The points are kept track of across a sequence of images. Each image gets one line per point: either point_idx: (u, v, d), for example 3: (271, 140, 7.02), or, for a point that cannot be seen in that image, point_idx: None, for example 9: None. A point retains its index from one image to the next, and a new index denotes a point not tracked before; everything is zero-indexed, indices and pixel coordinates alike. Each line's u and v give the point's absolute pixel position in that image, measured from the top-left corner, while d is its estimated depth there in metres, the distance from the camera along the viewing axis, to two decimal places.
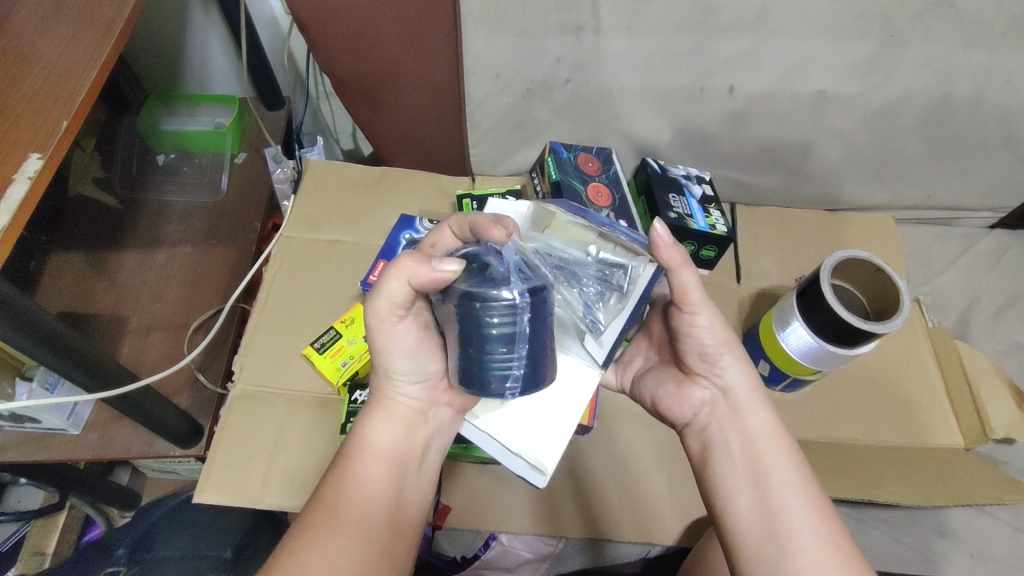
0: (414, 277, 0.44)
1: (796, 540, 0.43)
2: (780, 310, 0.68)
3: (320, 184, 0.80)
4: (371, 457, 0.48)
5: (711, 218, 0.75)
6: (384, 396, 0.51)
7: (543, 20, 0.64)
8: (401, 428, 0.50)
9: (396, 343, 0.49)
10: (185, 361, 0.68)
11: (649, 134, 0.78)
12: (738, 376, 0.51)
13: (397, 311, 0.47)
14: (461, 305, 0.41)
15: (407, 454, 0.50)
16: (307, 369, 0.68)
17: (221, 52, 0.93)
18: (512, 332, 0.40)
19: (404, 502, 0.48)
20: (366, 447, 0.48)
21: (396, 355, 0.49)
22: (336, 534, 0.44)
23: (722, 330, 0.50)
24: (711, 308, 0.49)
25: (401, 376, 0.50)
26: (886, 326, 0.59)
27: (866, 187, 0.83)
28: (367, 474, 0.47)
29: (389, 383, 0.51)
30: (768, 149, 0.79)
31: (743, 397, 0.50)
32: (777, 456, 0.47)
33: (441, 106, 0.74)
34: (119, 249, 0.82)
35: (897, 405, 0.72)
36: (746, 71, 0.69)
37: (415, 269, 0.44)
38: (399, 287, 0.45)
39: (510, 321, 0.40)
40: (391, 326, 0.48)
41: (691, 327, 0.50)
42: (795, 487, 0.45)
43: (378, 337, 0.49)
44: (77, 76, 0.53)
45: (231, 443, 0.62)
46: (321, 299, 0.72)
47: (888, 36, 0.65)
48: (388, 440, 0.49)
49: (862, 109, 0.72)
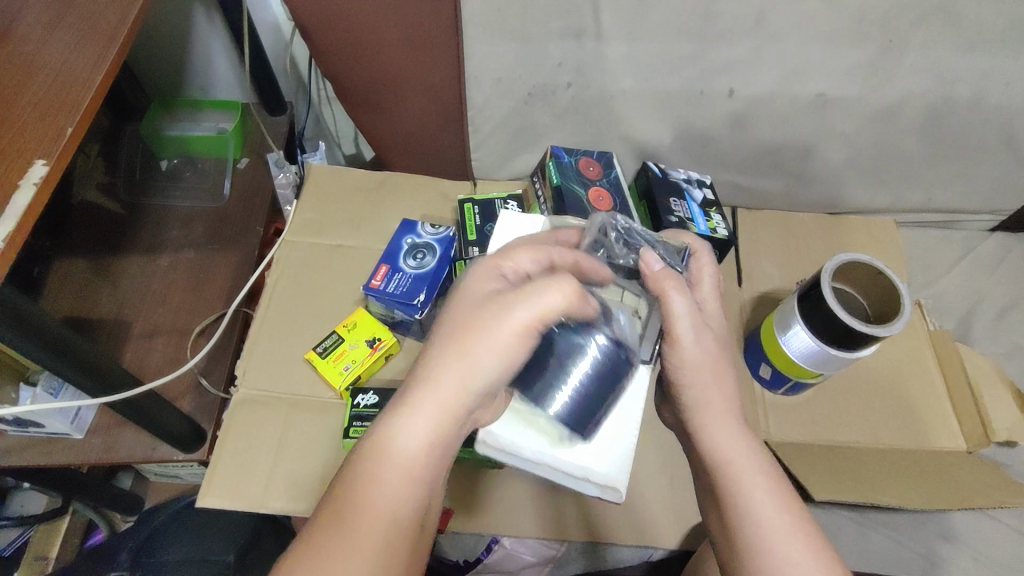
0: (575, 308, 0.44)
1: (759, 558, 0.45)
2: (780, 313, 0.68)
3: (322, 190, 0.80)
4: (402, 469, 0.42)
5: (711, 222, 0.75)
6: (448, 402, 0.44)
7: (543, 25, 0.65)
8: (446, 443, 0.44)
9: (501, 349, 0.43)
10: (186, 367, 0.68)
11: (650, 138, 0.78)
12: (708, 396, 0.51)
13: (531, 328, 0.44)
14: (581, 334, 0.45)
15: (439, 469, 0.45)
16: (309, 373, 0.68)
17: (224, 58, 0.93)
18: (606, 378, 0.45)
19: (423, 521, 0.45)
20: (401, 457, 0.42)
21: (492, 363, 0.44)
22: (351, 548, 0.41)
23: (699, 364, 0.50)
24: (695, 343, 0.50)
25: (478, 385, 0.44)
26: (887, 330, 0.59)
27: (866, 190, 0.83)
28: (395, 491, 0.42)
29: (461, 389, 0.44)
30: (768, 153, 0.79)
31: (713, 417, 0.51)
32: (745, 474, 0.48)
33: (443, 110, 0.74)
34: (122, 255, 0.82)
35: (898, 407, 0.72)
36: (746, 75, 0.69)
37: (581, 297, 0.44)
38: (555, 305, 0.44)
39: (609, 368, 0.45)
40: (504, 334, 0.43)
41: (672, 358, 0.51)
42: (760, 504, 0.46)
43: (484, 343, 0.43)
44: (82, 83, 0.54)
45: (233, 449, 0.62)
46: (324, 303, 0.73)
47: (887, 40, 0.65)
48: (427, 453, 0.43)
49: (862, 111, 0.73)
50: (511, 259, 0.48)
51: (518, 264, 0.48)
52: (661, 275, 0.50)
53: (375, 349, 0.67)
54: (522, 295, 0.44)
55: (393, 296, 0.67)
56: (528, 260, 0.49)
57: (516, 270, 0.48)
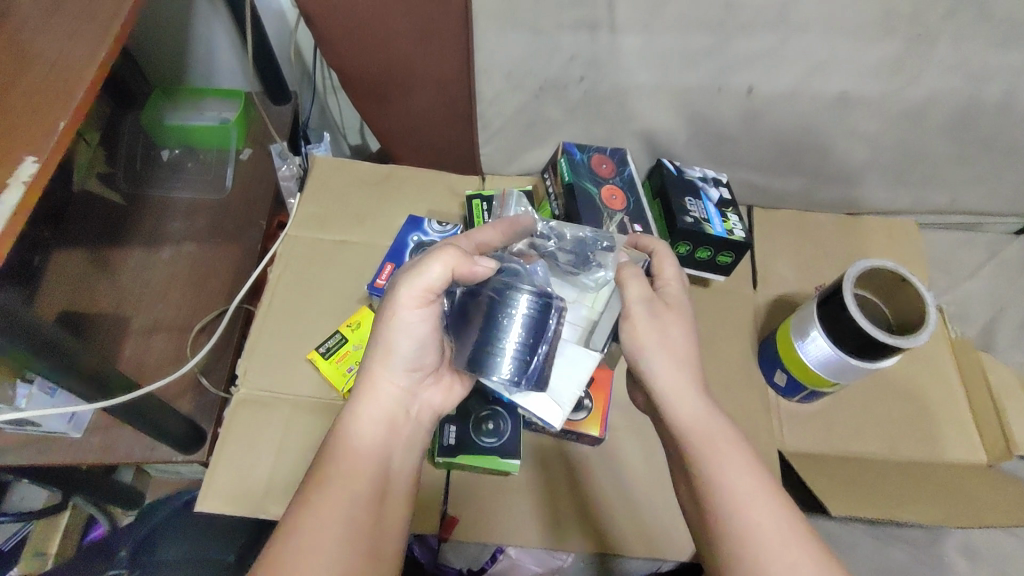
0: (459, 269, 0.50)
1: (727, 526, 0.47)
2: (798, 318, 0.66)
3: (327, 183, 0.78)
4: (355, 454, 0.50)
5: (728, 222, 0.69)
6: (384, 398, 0.53)
7: (557, 16, 0.62)
8: (386, 422, 0.52)
9: (408, 326, 0.52)
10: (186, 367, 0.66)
11: (665, 135, 0.75)
12: (674, 363, 0.54)
13: (429, 294, 0.51)
14: (494, 295, 0.51)
15: (389, 450, 0.52)
16: (308, 375, 0.66)
17: (226, 48, 0.90)
18: (510, 323, 0.50)
19: (386, 503, 0.50)
20: (350, 446, 0.50)
21: (403, 338, 0.52)
22: (323, 527, 0.46)
23: (655, 338, 0.54)
24: (643, 316, 0.55)
25: (400, 363, 0.53)
26: (911, 341, 0.56)
27: (889, 192, 0.80)
28: (351, 472, 0.49)
29: (385, 370, 0.53)
30: (788, 152, 0.76)
31: (675, 391, 0.53)
32: (706, 447, 0.50)
33: (451, 103, 0.72)
34: (122, 247, 0.79)
35: (919, 418, 0.70)
36: (767, 70, 0.67)
37: (462, 260, 0.51)
38: (440, 272, 0.50)
39: (533, 316, 0.50)
40: (414, 309, 0.51)
41: (633, 335, 0.55)
42: (726, 479, 0.48)
43: (397, 314, 0.51)
44: (76, 74, 0.51)
45: (235, 450, 0.61)
46: (327, 300, 0.70)
47: (915, 37, 0.63)
48: (369, 440, 0.51)
49: (886, 111, 0.70)
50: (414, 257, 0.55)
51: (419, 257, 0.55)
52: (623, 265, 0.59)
53: None
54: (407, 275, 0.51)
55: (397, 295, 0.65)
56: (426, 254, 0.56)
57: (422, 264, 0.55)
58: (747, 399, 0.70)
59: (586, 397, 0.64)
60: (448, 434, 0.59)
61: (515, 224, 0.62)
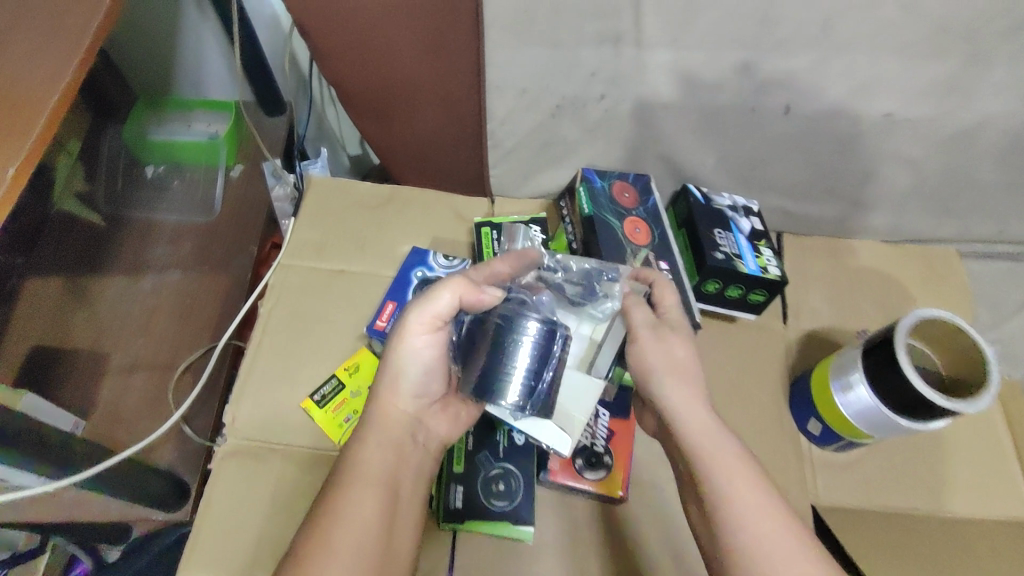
0: (466, 297, 0.49)
1: (732, 537, 0.43)
2: (839, 365, 0.61)
3: (324, 205, 0.72)
4: (363, 481, 0.46)
5: (761, 259, 0.64)
6: (389, 424, 0.50)
7: (577, 29, 0.56)
8: (393, 450, 0.49)
9: (415, 352, 0.50)
10: (171, 422, 0.60)
11: (692, 158, 0.69)
12: (673, 368, 0.51)
13: (437, 322, 0.49)
14: (501, 317, 0.46)
15: (398, 480, 0.48)
16: (302, 424, 0.60)
17: (216, 54, 0.84)
18: (517, 347, 0.44)
19: (395, 541, 0.46)
20: (360, 473, 0.47)
21: (411, 365, 0.50)
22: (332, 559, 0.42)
23: (653, 349, 0.52)
24: (642, 330, 0.53)
25: (408, 388, 0.51)
26: (972, 405, 0.50)
27: (931, 219, 0.74)
28: (359, 500, 0.45)
29: (393, 395, 0.51)
30: (825, 177, 0.70)
31: (674, 397, 0.50)
32: (716, 461, 0.46)
33: (459, 122, 0.66)
34: (103, 273, 0.76)
35: (964, 471, 0.65)
36: (807, 89, 0.61)
37: (470, 288, 0.49)
38: (447, 300, 0.49)
39: (541, 342, 0.45)
40: (422, 336, 0.50)
41: (636, 353, 0.53)
42: (746, 511, 0.43)
43: (405, 342, 0.50)
44: (34, 104, 0.47)
45: (221, 509, 0.56)
46: (324, 338, 0.65)
47: (972, 55, 0.57)
48: (377, 466, 0.48)
49: (935, 135, 0.64)
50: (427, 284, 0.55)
51: None
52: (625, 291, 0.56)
53: None
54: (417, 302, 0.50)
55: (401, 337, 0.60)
56: None
57: None
58: (779, 450, 0.64)
59: (607, 454, 0.58)
60: (456, 495, 0.55)
61: (525, 254, 0.57)
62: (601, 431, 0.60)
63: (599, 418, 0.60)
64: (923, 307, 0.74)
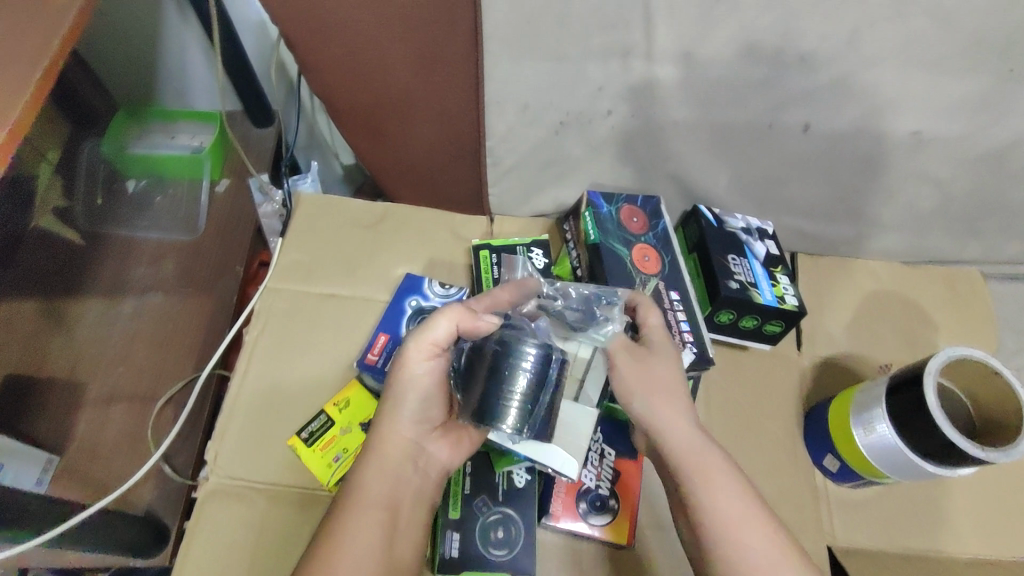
0: (462, 324, 0.48)
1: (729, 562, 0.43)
2: (860, 401, 0.57)
3: (314, 225, 0.68)
4: (361, 503, 0.46)
5: (778, 288, 0.61)
6: (386, 452, 0.48)
7: (583, 43, 0.52)
8: (390, 478, 0.47)
9: (413, 380, 0.49)
10: (147, 463, 0.58)
11: (703, 176, 0.65)
12: (656, 385, 0.49)
13: (434, 350, 0.49)
14: (498, 343, 0.43)
15: (398, 504, 0.47)
16: (289, 462, 0.57)
17: (201, 61, 0.80)
18: (512, 373, 0.42)
19: (396, 568, 0.45)
20: (360, 493, 0.46)
21: (409, 394, 0.49)
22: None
23: (635, 370, 0.50)
24: (626, 354, 0.51)
25: (406, 416, 0.49)
26: (1008, 454, 0.47)
27: (954, 240, 0.70)
28: (359, 521, 0.45)
29: (390, 423, 0.49)
30: (844, 196, 0.66)
31: (658, 416, 0.48)
32: (705, 481, 0.45)
33: (455, 139, 0.62)
34: (80, 297, 0.74)
35: (989, 509, 0.61)
36: (828, 105, 0.57)
37: (467, 314, 0.48)
38: (443, 328, 0.48)
39: (539, 368, 0.42)
40: (421, 364, 0.49)
41: (620, 376, 0.51)
42: (743, 542, 0.43)
43: (402, 371, 0.49)
44: None
45: (202, 558, 0.52)
46: (312, 368, 0.61)
47: (1007, 72, 0.53)
48: (375, 490, 0.47)
49: (963, 153, 0.60)
50: None
51: None
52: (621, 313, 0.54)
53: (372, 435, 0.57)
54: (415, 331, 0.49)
55: None
56: None
57: None
58: (795, 489, 0.60)
59: (612, 496, 0.56)
60: (453, 540, 0.52)
61: (523, 283, 0.54)
62: (606, 472, 0.56)
63: (604, 458, 0.57)
64: (945, 332, 0.70)
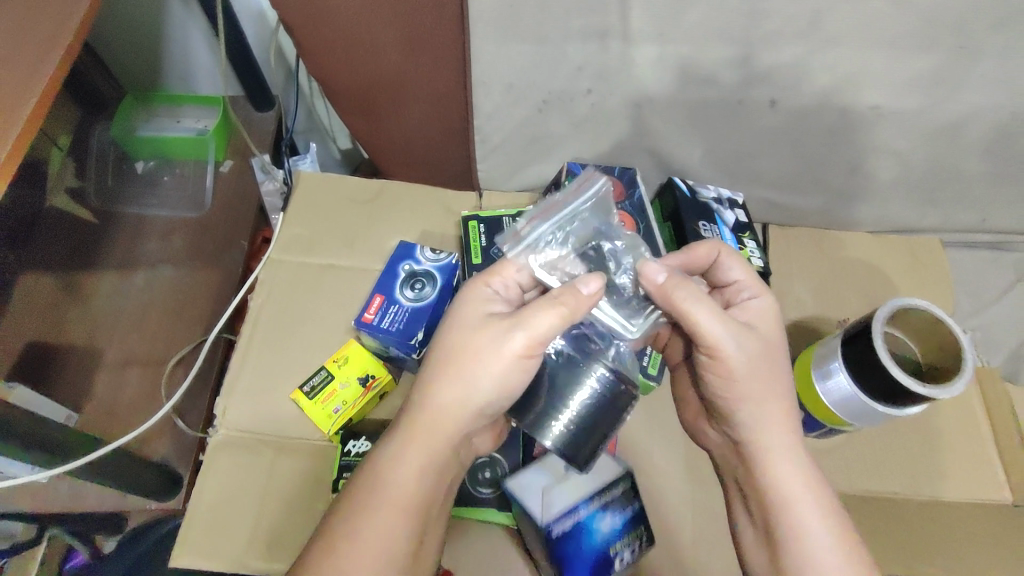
0: (573, 314, 0.44)
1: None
2: (821, 354, 0.62)
3: (314, 201, 0.72)
4: (395, 507, 0.45)
5: (744, 250, 0.67)
6: (438, 446, 0.47)
7: (565, 24, 0.56)
8: (434, 471, 0.47)
9: (489, 372, 0.45)
10: (160, 414, 0.63)
11: (676, 150, 0.70)
12: (777, 422, 0.49)
13: (530, 346, 0.45)
14: (575, 363, 0.47)
15: (432, 504, 0.47)
16: (294, 415, 0.62)
17: (204, 47, 0.84)
18: (574, 399, 0.46)
19: (419, 557, 0.47)
20: (388, 498, 0.45)
21: (484, 380, 0.45)
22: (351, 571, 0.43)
23: (757, 381, 0.48)
24: (735, 351, 0.47)
25: (471, 405, 0.46)
26: (947, 390, 0.52)
27: (914, 210, 0.75)
28: (384, 526, 0.44)
29: (451, 415, 0.46)
30: (811, 168, 0.70)
31: (768, 441, 0.49)
32: (796, 512, 0.47)
33: (446, 118, 0.67)
34: (94, 271, 0.80)
35: (942, 459, 0.66)
36: (792, 82, 0.61)
37: (578, 301, 0.44)
38: (553, 319, 0.44)
39: (602, 399, 0.46)
40: (502, 354, 0.45)
41: (708, 367, 0.49)
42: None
43: (484, 361, 0.45)
44: (11, 109, 0.47)
45: (213, 502, 0.57)
46: (315, 332, 0.66)
47: (958, 48, 0.57)
48: (414, 489, 0.46)
49: (921, 126, 0.64)
50: (498, 274, 0.49)
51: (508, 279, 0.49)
52: (665, 290, 0.46)
53: (369, 388, 0.62)
54: (520, 316, 0.45)
55: (389, 331, 0.61)
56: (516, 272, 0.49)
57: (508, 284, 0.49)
58: None
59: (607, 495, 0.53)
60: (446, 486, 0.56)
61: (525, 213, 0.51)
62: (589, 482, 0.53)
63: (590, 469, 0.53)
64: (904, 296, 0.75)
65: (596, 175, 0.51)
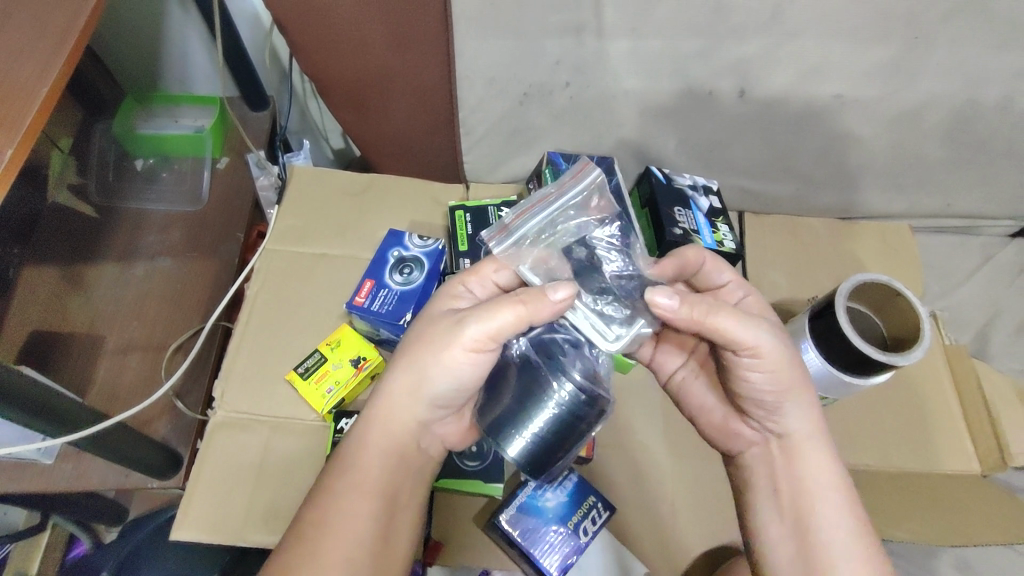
0: (533, 315, 0.44)
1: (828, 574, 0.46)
2: (792, 332, 0.65)
3: (307, 193, 0.75)
4: (359, 492, 0.49)
5: (717, 234, 0.70)
6: (399, 435, 0.51)
7: (541, 20, 0.60)
8: (396, 455, 0.51)
9: (452, 368, 0.48)
10: (161, 391, 0.66)
11: (653, 140, 0.73)
12: (810, 418, 0.49)
13: (487, 340, 0.46)
14: (546, 372, 0.45)
15: (398, 490, 0.51)
16: (289, 396, 0.64)
17: (200, 50, 0.87)
18: (541, 414, 0.45)
19: (390, 531, 0.50)
20: (356, 484, 0.49)
21: (443, 374, 0.48)
22: (329, 547, 0.46)
23: (799, 379, 0.48)
24: (776, 349, 0.46)
25: (426, 396, 0.50)
26: (906, 358, 0.55)
27: (883, 196, 0.78)
28: (351, 509, 0.48)
29: (410, 405, 0.50)
30: (781, 156, 0.74)
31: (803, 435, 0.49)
32: (822, 504, 0.48)
33: (432, 112, 0.70)
34: (96, 262, 0.83)
35: (912, 430, 0.69)
36: (759, 73, 0.64)
37: (536, 304, 0.44)
38: (510, 318, 0.44)
39: (569, 413, 0.44)
40: (459, 352, 0.47)
41: (748, 367, 0.48)
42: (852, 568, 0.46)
43: (443, 356, 0.47)
44: (25, 98, 0.51)
45: (211, 478, 0.59)
46: (308, 317, 0.68)
47: (912, 39, 0.60)
48: (376, 472, 0.50)
49: (883, 113, 0.68)
50: (475, 273, 0.51)
51: (483, 278, 0.51)
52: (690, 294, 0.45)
53: (361, 369, 0.64)
54: (478, 310, 0.46)
55: (379, 313, 0.64)
56: (493, 272, 0.51)
57: (484, 283, 0.51)
58: None
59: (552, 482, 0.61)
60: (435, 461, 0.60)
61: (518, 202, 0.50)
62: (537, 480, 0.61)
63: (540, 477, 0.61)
64: None
65: (589, 165, 0.49)
